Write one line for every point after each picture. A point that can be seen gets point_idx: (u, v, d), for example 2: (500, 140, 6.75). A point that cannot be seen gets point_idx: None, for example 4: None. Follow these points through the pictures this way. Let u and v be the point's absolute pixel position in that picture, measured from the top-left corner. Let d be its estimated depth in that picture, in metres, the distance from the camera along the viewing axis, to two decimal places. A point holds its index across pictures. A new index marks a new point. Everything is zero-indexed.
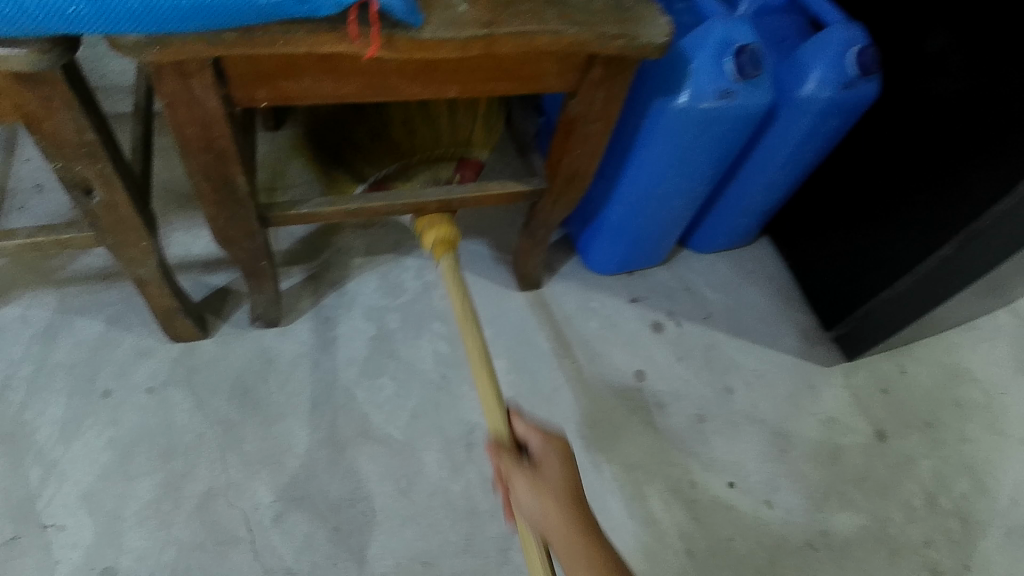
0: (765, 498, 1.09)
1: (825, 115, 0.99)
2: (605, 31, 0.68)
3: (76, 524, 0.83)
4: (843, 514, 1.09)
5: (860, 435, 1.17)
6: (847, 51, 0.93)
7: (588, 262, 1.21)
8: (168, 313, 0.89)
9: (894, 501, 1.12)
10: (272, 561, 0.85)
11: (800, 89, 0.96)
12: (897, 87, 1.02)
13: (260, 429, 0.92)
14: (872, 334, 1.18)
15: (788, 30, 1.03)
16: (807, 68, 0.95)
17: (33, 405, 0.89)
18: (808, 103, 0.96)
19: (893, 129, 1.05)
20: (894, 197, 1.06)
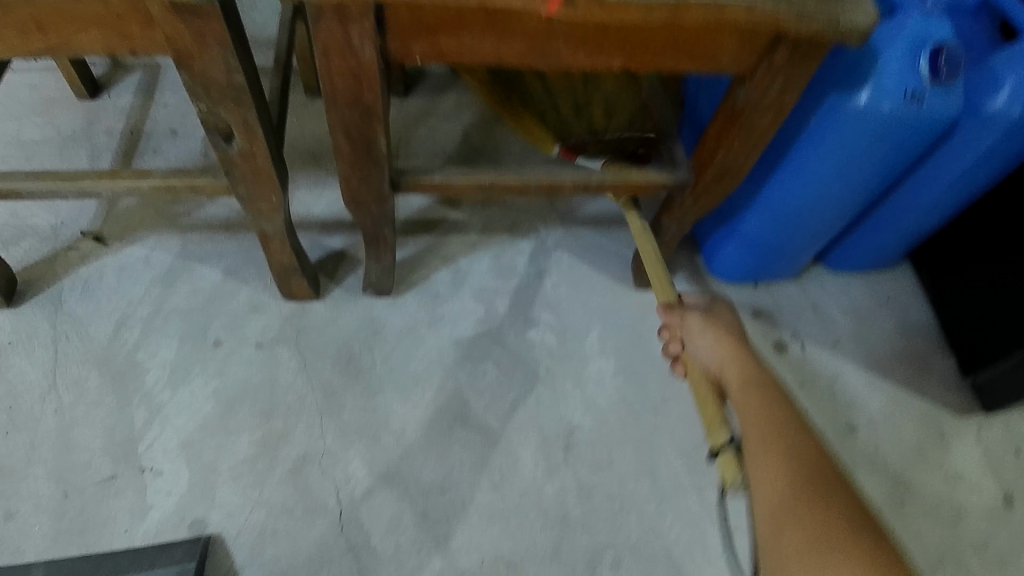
0: None
1: (1012, 136, 0.85)
2: (806, 9, 0.59)
3: (173, 472, 0.83)
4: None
5: (989, 498, 1.02)
6: None
7: (712, 267, 1.13)
8: (284, 270, 0.87)
9: None
10: (358, 538, 0.82)
11: (988, 103, 0.83)
12: None
13: (358, 401, 0.89)
14: (1018, 390, 1.03)
15: (984, 33, 0.88)
16: (1001, 79, 0.81)
17: (146, 346, 0.89)
18: (996, 119, 0.83)
19: None
20: None
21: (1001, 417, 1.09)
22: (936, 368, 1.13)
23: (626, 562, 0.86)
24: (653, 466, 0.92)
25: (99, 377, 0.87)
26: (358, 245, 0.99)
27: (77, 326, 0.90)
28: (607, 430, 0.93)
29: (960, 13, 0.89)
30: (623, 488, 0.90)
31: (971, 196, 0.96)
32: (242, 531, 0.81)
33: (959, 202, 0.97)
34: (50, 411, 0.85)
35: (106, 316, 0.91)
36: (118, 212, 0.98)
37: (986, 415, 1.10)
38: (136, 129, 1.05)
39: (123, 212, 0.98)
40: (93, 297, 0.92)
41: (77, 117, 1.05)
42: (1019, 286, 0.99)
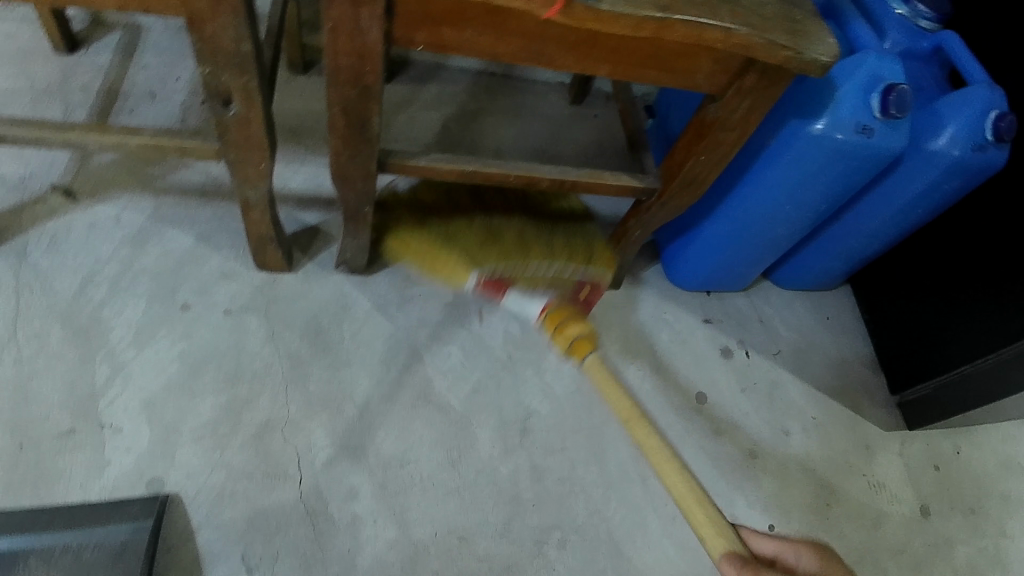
0: None
1: (949, 175, 0.95)
2: (775, 39, 0.65)
3: (133, 430, 0.83)
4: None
5: (907, 507, 1.12)
6: (988, 113, 0.89)
7: (670, 273, 1.19)
8: (261, 240, 0.89)
9: None
10: (316, 504, 0.84)
11: (931, 142, 0.92)
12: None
13: (325, 373, 0.91)
14: (941, 407, 1.14)
15: (930, 79, 0.98)
16: (943, 122, 0.91)
17: (113, 304, 0.89)
18: (937, 158, 0.93)
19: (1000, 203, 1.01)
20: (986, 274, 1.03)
21: (916, 431, 1.20)
22: (862, 382, 1.23)
23: (571, 542, 0.91)
24: (603, 453, 0.98)
25: (62, 332, 0.86)
26: (334, 223, 1.01)
27: (41, 279, 0.89)
28: (562, 417, 0.98)
29: (916, 59, 0.98)
30: (574, 473, 0.95)
31: (910, 226, 1.06)
32: (200, 492, 0.82)
33: (897, 230, 1.07)
34: (8, 362, 0.84)
35: (72, 271, 0.90)
36: (89, 168, 0.97)
37: (908, 430, 1.20)
38: (113, 88, 1.04)
39: (96, 169, 0.97)
40: (60, 251, 0.91)
41: (50, 69, 1.03)
42: (948, 312, 1.09)
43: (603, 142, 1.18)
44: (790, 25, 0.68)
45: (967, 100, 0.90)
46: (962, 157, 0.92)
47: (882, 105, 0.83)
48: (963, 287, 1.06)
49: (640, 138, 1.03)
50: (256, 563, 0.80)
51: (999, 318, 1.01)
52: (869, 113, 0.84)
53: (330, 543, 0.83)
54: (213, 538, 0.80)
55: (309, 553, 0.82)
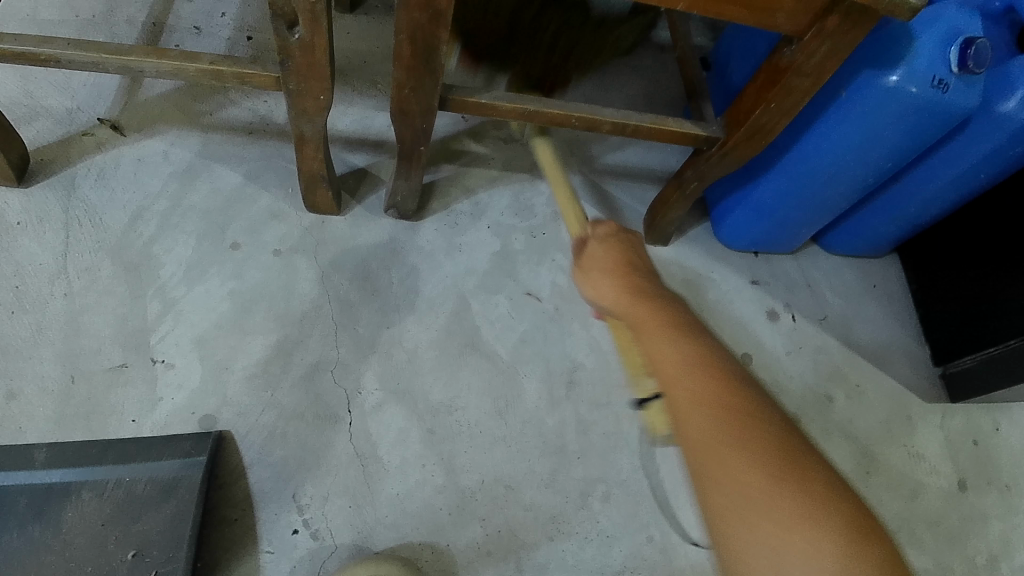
0: None
1: (1018, 140, 0.91)
2: None
3: (185, 366, 0.83)
4: (917, 553, 1.04)
5: (945, 481, 1.10)
6: None
7: (718, 232, 1.16)
8: (311, 178, 0.86)
9: (959, 553, 1.06)
10: (364, 446, 0.84)
11: (1003, 104, 0.88)
12: None
13: (373, 317, 0.90)
14: (986, 382, 1.11)
15: (1005, 38, 0.93)
16: (1018, 83, 0.87)
17: (162, 240, 0.88)
18: (1008, 121, 0.89)
19: None
20: None
21: (962, 406, 1.17)
22: (908, 352, 1.20)
23: (616, 495, 0.90)
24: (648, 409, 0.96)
25: (112, 266, 0.86)
26: (382, 166, 0.99)
27: (90, 213, 0.88)
28: (608, 371, 0.97)
29: (990, 19, 0.93)
30: (619, 427, 0.94)
31: (972, 192, 1.02)
32: (251, 429, 0.82)
33: (958, 196, 1.03)
34: (59, 295, 0.83)
35: (120, 206, 0.89)
36: (137, 103, 0.95)
37: (950, 403, 1.17)
38: (159, 22, 1.01)
39: (144, 102, 0.95)
40: (108, 185, 0.90)
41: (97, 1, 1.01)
42: (1001, 284, 1.06)
43: (654, 96, 1.16)
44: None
45: None
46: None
47: (961, 59, 0.79)
48: (1021, 260, 1.03)
49: (699, 88, 0.99)
50: (306, 502, 0.81)
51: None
52: (946, 67, 0.80)
53: (379, 485, 0.83)
54: (264, 476, 0.80)
55: (358, 495, 0.82)
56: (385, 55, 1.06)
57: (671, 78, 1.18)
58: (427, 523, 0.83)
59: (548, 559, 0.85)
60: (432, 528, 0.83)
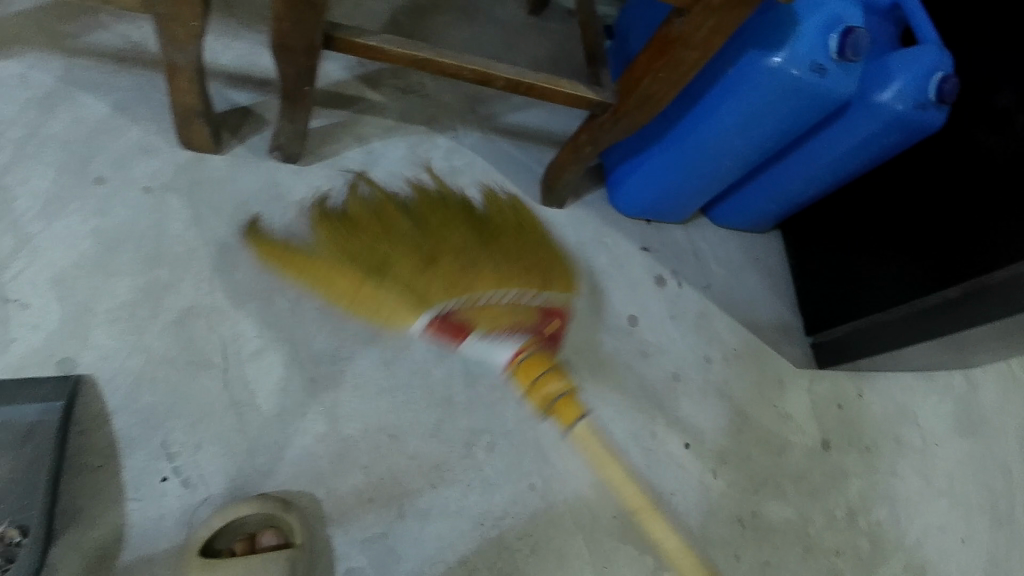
0: (712, 468, 1.12)
1: (887, 129, 0.99)
2: None
3: (40, 306, 0.77)
4: (779, 503, 1.14)
5: (810, 440, 1.21)
6: (932, 75, 0.93)
7: (613, 199, 1.19)
8: (186, 112, 0.81)
9: (818, 506, 1.16)
10: (242, 395, 0.82)
11: (877, 94, 0.95)
12: (954, 132, 1.03)
13: (254, 262, 0.87)
14: (850, 350, 1.22)
15: (884, 34, 1.01)
16: (891, 76, 0.94)
17: (16, 171, 0.81)
18: (880, 110, 0.96)
19: (928, 169, 1.07)
20: (908, 232, 1.10)
21: (827, 371, 1.28)
22: (781, 319, 1.30)
23: (500, 446, 0.93)
24: None
25: None
26: (267, 106, 0.94)
27: None
28: None
29: (873, 14, 1.01)
30: (507, 381, 0.97)
31: (847, 176, 1.11)
32: (117, 375, 0.78)
33: (834, 178, 1.12)
34: None
35: None
36: None
37: (818, 369, 1.28)
38: None
39: None
40: None
41: None
42: (869, 264, 1.17)
43: (557, 57, 1.17)
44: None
45: (914, 58, 0.93)
46: (903, 113, 0.96)
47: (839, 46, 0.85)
48: (886, 241, 1.13)
49: (597, 53, 1.00)
50: (176, 449, 0.78)
51: (915, 270, 1.09)
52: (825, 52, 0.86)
53: (256, 434, 0.82)
54: (129, 423, 0.77)
55: (234, 443, 0.81)
56: None
57: (575, 42, 1.20)
58: (308, 471, 0.83)
59: (429, 506, 0.87)
60: (312, 475, 0.83)
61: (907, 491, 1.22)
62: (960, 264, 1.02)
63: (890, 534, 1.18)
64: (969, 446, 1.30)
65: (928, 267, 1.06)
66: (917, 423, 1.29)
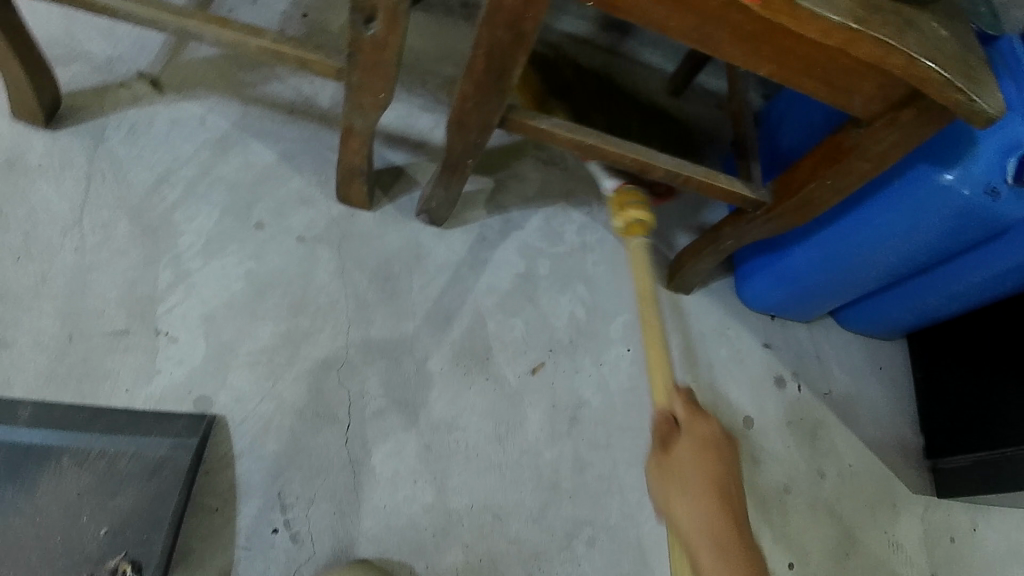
0: None
1: None
2: (953, 79, 0.62)
3: (188, 342, 0.80)
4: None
5: (918, 573, 1.08)
6: None
7: (740, 290, 1.14)
8: (350, 171, 0.84)
9: None
10: (359, 454, 0.82)
11: None
12: None
13: (387, 321, 0.89)
14: (971, 485, 1.09)
15: None
16: None
17: (184, 208, 0.86)
18: None
19: None
20: None
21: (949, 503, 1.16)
22: (903, 439, 1.18)
23: (602, 541, 0.89)
24: (645, 457, 0.94)
25: (129, 227, 0.83)
26: (419, 167, 0.98)
27: (115, 167, 0.85)
28: (613, 412, 0.95)
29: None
30: (615, 473, 0.92)
31: (995, 296, 1.01)
32: (247, 418, 0.80)
33: (981, 298, 1.02)
34: (69, 248, 0.80)
35: (147, 166, 0.86)
36: (180, 62, 0.92)
37: (936, 497, 1.15)
38: None
39: (187, 63, 0.92)
40: (138, 142, 0.87)
41: None
42: (1006, 394, 1.04)
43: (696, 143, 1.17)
44: (967, 70, 0.65)
45: None
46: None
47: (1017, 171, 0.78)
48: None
49: (748, 146, 0.98)
50: (290, 502, 0.78)
51: None
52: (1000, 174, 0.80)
53: (367, 495, 0.81)
54: (252, 470, 0.78)
55: (345, 502, 0.80)
56: (440, 54, 1.04)
57: (715, 127, 1.19)
58: (409, 542, 0.81)
59: None
60: (413, 546, 0.81)
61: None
62: None
63: None
64: None
65: None
66: None
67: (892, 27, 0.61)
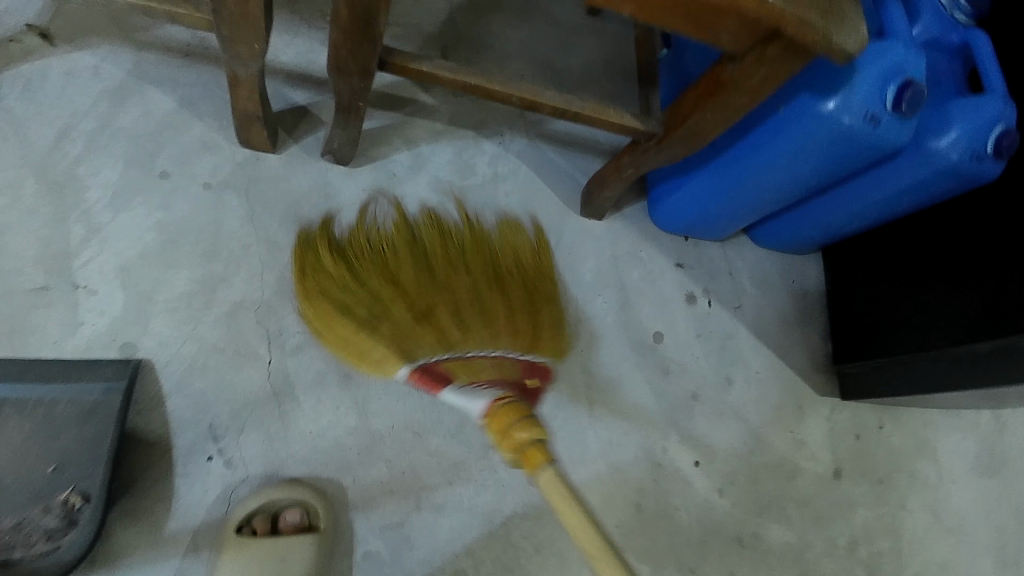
0: (719, 486, 1.07)
1: (939, 178, 0.89)
2: (806, 18, 0.62)
3: (108, 294, 0.85)
4: (781, 529, 1.08)
5: (822, 468, 1.13)
6: (994, 127, 0.84)
7: (653, 212, 1.13)
8: (245, 116, 0.86)
9: (822, 533, 1.10)
10: (281, 385, 0.90)
11: (930, 141, 0.86)
12: (1008, 184, 0.93)
13: (301, 261, 0.94)
14: (870, 389, 1.14)
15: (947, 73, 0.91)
16: (948, 122, 0.85)
17: (88, 163, 0.88)
18: (933, 158, 0.87)
19: (973, 219, 0.96)
20: (943, 274, 1.00)
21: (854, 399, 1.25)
22: (810, 345, 1.21)
23: None
24: (555, 373, 1.03)
25: (35, 184, 0.85)
26: (323, 105, 0.99)
27: (14, 126, 0.86)
28: None
29: (940, 51, 0.90)
30: None
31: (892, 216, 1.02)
32: (174, 359, 0.86)
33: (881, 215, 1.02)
34: None
35: (46, 122, 0.88)
36: (66, 9, 0.91)
37: (840, 399, 1.19)
38: None
39: (73, 10, 0.91)
40: (33, 98, 0.88)
41: None
42: (902, 306, 1.07)
43: (610, 63, 1.17)
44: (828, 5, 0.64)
45: (979, 106, 0.84)
46: (959, 163, 0.86)
47: (895, 99, 0.78)
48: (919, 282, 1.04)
49: (650, 71, 0.99)
50: (222, 432, 0.87)
51: (947, 316, 0.99)
52: (880, 102, 0.79)
53: (293, 420, 0.90)
54: (182, 406, 0.86)
55: (274, 430, 0.88)
56: None
57: (628, 45, 1.18)
58: (335, 460, 0.90)
59: (444, 501, 0.94)
60: (339, 464, 0.90)
61: (915, 528, 1.14)
62: (1000, 317, 0.91)
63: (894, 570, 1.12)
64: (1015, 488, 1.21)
65: (961, 314, 0.97)
66: (947, 463, 1.19)
67: None
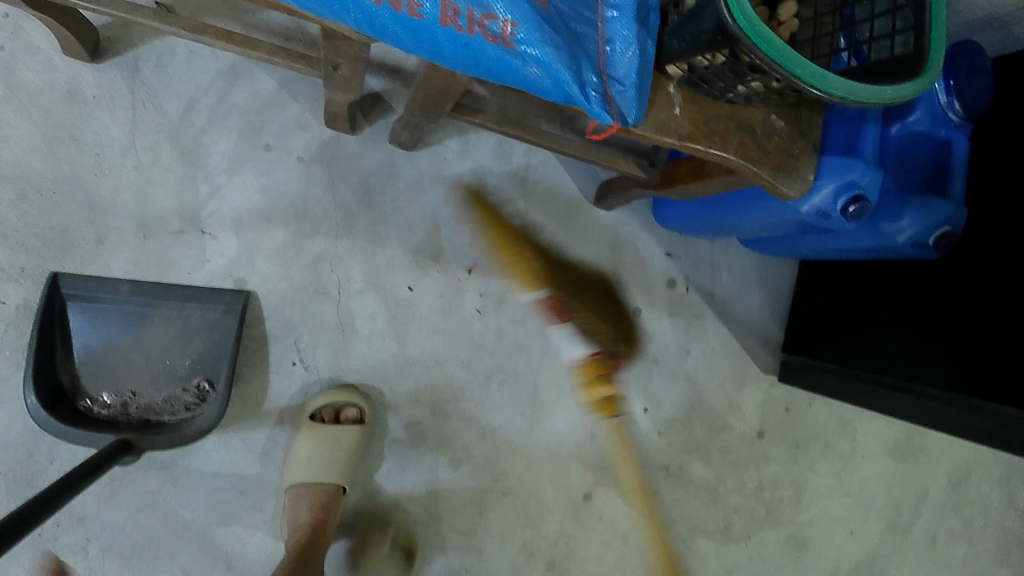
0: (658, 429, 1.40)
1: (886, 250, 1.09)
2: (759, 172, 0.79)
3: (225, 240, 1.14)
4: (701, 465, 1.43)
5: (749, 429, 1.46)
6: (939, 229, 1.02)
7: (657, 211, 1.34)
8: (334, 115, 1.08)
9: (735, 476, 1.45)
10: (346, 317, 1.21)
11: (882, 225, 1.04)
12: (948, 263, 1.13)
13: (367, 225, 1.20)
14: (800, 379, 1.42)
15: (921, 160, 1.06)
16: (901, 215, 1.02)
17: (210, 132, 1.13)
18: (881, 237, 1.05)
19: (915, 280, 1.18)
20: (879, 315, 1.23)
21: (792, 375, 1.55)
22: (766, 334, 1.47)
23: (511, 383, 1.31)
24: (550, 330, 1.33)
25: (171, 148, 1.12)
26: (394, 93, 1.19)
27: (153, 96, 1.11)
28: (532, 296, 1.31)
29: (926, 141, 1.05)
30: (527, 340, 1.31)
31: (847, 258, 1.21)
32: (272, 291, 1.17)
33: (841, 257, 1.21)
34: (130, 166, 1.11)
35: (177, 94, 1.12)
36: None
37: (778, 379, 1.48)
38: None
39: None
40: (166, 72, 1.12)
41: None
42: (842, 327, 1.31)
43: None
44: (784, 157, 0.81)
45: (931, 209, 1.01)
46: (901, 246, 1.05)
47: (844, 207, 0.93)
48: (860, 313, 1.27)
49: None
50: (303, 346, 1.20)
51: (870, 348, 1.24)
52: (833, 205, 0.94)
53: (353, 343, 1.22)
54: (276, 325, 1.18)
55: (338, 348, 1.22)
56: None
57: None
58: (379, 375, 1.24)
59: (452, 411, 1.29)
60: (381, 378, 1.25)
61: (819, 487, 1.49)
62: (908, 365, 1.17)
63: (789, 511, 1.47)
64: (908, 467, 1.54)
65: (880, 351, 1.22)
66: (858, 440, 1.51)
67: (719, 133, 0.77)
